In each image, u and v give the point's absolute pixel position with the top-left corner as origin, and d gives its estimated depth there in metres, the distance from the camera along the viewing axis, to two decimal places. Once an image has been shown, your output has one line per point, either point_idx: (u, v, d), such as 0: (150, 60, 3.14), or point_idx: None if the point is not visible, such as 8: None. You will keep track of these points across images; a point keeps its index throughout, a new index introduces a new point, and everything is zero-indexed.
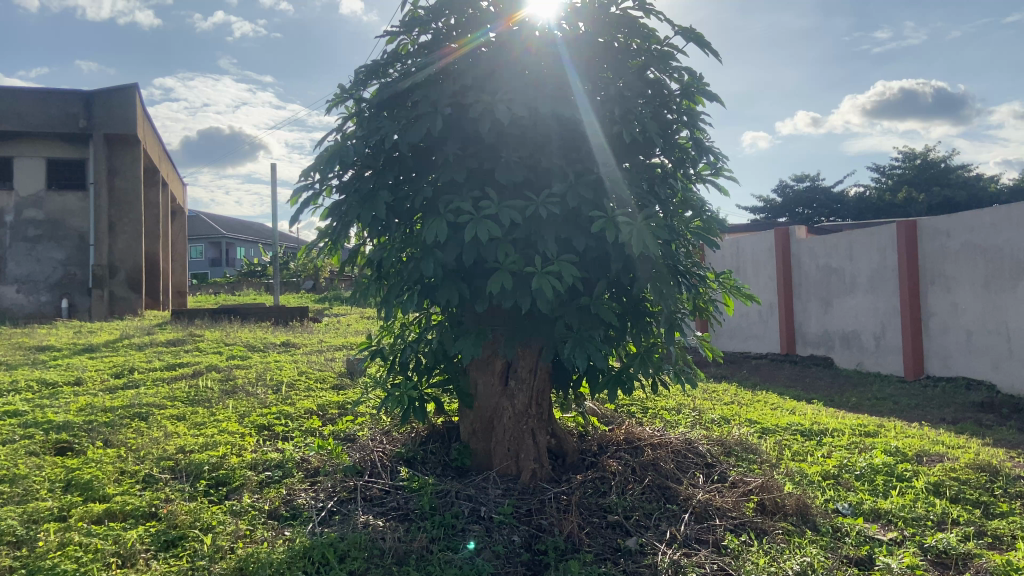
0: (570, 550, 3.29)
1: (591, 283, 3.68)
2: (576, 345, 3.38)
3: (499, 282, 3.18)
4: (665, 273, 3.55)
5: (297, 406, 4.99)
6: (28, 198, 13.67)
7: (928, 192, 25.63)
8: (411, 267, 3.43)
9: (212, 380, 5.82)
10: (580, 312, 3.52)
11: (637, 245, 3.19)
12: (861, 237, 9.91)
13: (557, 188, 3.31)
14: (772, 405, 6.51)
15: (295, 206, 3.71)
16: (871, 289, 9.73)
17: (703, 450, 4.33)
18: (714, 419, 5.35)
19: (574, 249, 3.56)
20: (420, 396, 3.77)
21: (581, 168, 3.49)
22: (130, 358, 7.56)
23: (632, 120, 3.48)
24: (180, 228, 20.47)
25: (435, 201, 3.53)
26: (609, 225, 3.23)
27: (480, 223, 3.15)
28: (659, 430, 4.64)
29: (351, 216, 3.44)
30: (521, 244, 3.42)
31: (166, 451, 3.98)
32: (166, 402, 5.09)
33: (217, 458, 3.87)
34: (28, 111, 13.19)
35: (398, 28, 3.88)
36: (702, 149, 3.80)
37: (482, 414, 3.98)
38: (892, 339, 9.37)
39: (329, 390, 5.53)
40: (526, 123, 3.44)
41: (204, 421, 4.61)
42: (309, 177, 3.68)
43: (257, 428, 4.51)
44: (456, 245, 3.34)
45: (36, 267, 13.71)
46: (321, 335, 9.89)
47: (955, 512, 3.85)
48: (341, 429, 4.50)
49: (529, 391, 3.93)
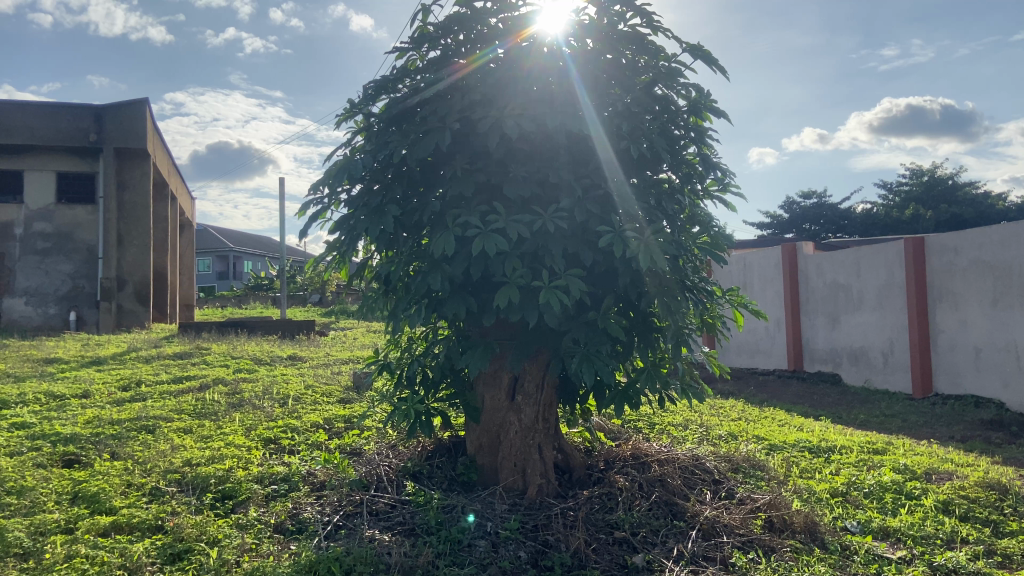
0: (577, 567, 3.27)
1: (598, 298, 3.68)
2: (584, 361, 3.39)
3: (507, 296, 3.19)
4: (672, 289, 3.56)
5: (304, 420, 4.99)
6: (37, 211, 13.76)
7: (935, 209, 25.69)
8: (419, 281, 3.45)
9: (220, 393, 5.83)
10: (588, 327, 3.53)
11: (645, 260, 3.21)
12: (869, 254, 9.89)
13: (564, 204, 3.32)
14: (779, 421, 6.48)
15: (303, 220, 3.75)
16: (879, 305, 9.70)
17: (710, 467, 4.31)
18: (721, 435, 5.33)
19: (581, 263, 3.57)
20: (426, 410, 3.78)
21: (588, 183, 3.50)
22: (137, 370, 7.57)
23: (641, 136, 3.50)
24: (189, 241, 20.53)
25: (442, 214, 3.53)
26: (616, 240, 3.25)
27: (487, 237, 3.16)
28: (665, 445, 4.62)
29: (360, 229, 3.44)
30: (529, 259, 3.42)
31: (172, 463, 3.99)
32: (173, 415, 5.10)
33: (223, 471, 3.87)
34: (40, 125, 13.34)
35: (407, 44, 3.92)
36: (708, 165, 3.84)
37: (488, 428, 3.98)
38: (900, 356, 9.33)
39: (334, 403, 5.53)
40: (534, 138, 3.45)
41: (210, 434, 4.61)
42: (318, 191, 3.71)
43: (264, 441, 4.51)
44: (464, 259, 3.35)
45: (44, 279, 13.78)
46: (327, 348, 9.90)
47: (964, 530, 3.83)
48: (347, 443, 4.50)
49: (535, 406, 3.92)
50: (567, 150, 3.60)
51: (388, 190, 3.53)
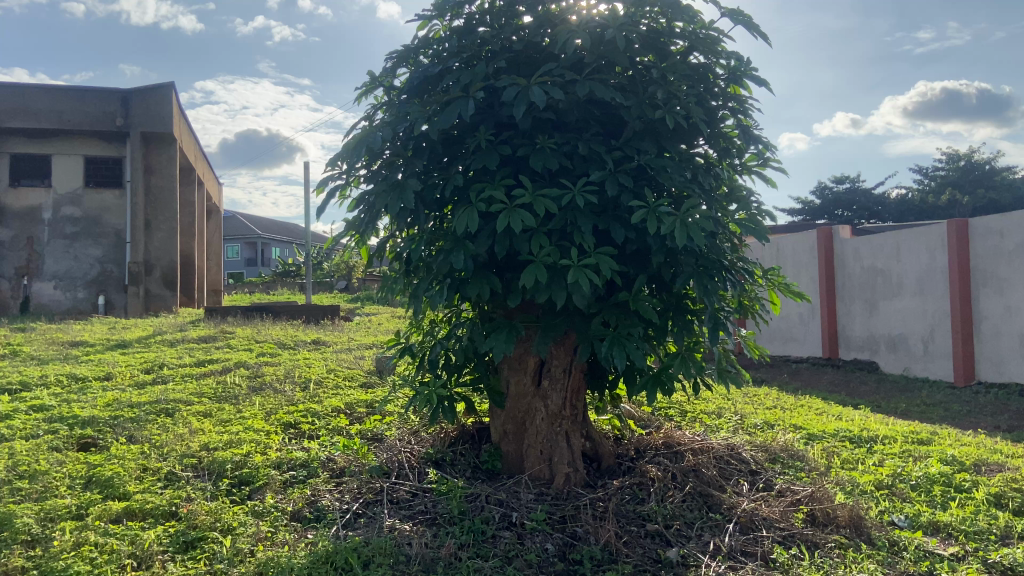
0: (608, 561, 3.09)
1: (630, 278, 3.48)
2: (614, 344, 3.22)
3: (533, 275, 3.00)
4: (709, 269, 3.36)
5: (325, 404, 4.85)
6: (66, 195, 13.81)
7: (972, 195, 25.14)
8: (441, 260, 3.27)
9: (242, 377, 5.71)
10: (619, 309, 3.36)
11: (680, 236, 3.01)
12: (910, 238, 9.56)
13: (594, 177, 3.10)
14: (816, 409, 6.24)
15: (321, 197, 3.58)
16: (919, 291, 9.38)
17: (747, 457, 4.11)
18: (757, 423, 5.10)
19: (613, 240, 3.37)
20: (449, 395, 3.63)
21: (620, 155, 3.27)
22: (160, 354, 7.51)
23: (677, 106, 3.29)
24: (217, 226, 20.57)
25: (466, 190, 3.34)
26: (650, 217, 3.06)
27: (513, 213, 2.98)
28: (699, 434, 4.43)
29: (379, 205, 3.27)
30: (557, 236, 3.22)
31: (189, 447, 3.86)
32: (193, 398, 4.99)
33: (240, 455, 3.72)
34: (67, 109, 13.36)
35: (430, 11, 3.73)
36: (748, 137, 3.64)
37: (513, 414, 3.83)
38: (941, 343, 9.02)
39: (357, 388, 5.38)
40: (562, 108, 3.25)
41: (230, 417, 4.48)
42: (336, 167, 3.53)
43: (283, 426, 4.37)
44: (488, 236, 3.18)
45: (73, 264, 13.85)
46: (351, 333, 9.81)
47: (1020, 525, 3.59)
48: (368, 428, 4.34)
49: (562, 391, 3.76)
50: (598, 121, 3.40)
51: (409, 164, 3.33)
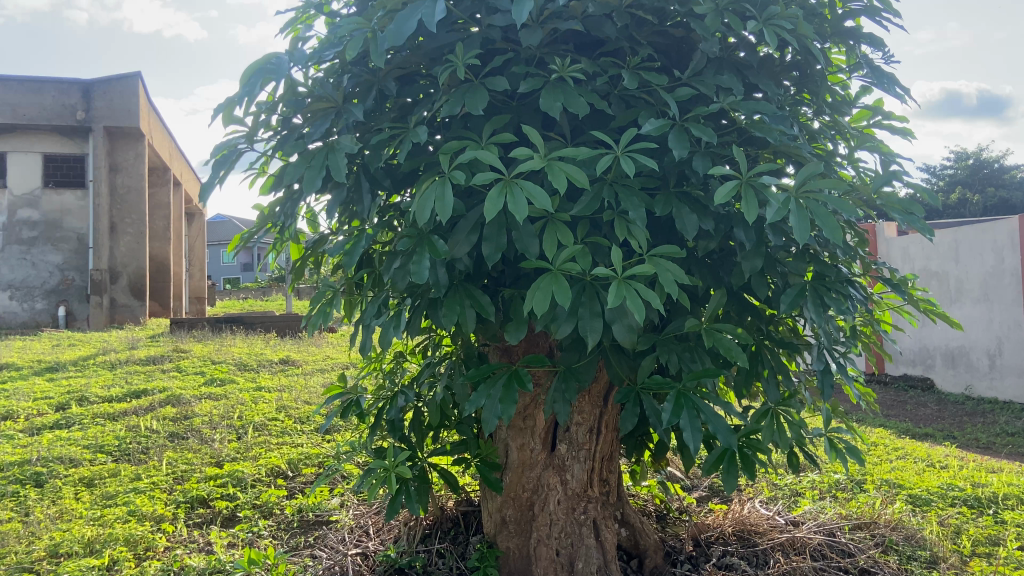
0: None
1: (697, 295, 2.20)
2: (682, 405, 1.95)
3: (547, 293, 1.73)
4: (828, 281, 2.09)
5: (259, 463, 3.59)
6: (23, 196, 12.63)
7: (983, 193, 24.16)
8: (395, 268, 2.00)
9: (162, 418, 4.44)
10: (684, 346, 2.09)
11: (798, 225, 1.75)
12: (971, 236, 8.30)
13: (648, 128, 1.83)
14: (893, 450, 4.99)
15: (214, 168, 2.29)
16: (984, 296, 8.12)
17: (852, 549, 2.84)
18: (841, 482, 3.84)
19: (673, 236, 2.10)
20: (421, 474, 2.34)
21: (689, 92, 1.99)
22: (90, 381, 6.26)
23: (778, 13, 1.99)
24: (198, 229, 19.34)
25: (436, 155, 2.05)
26: (745, 194, 1.79)
27: (510, 186, 1.71)
28: (777, 508, 3.16)
29: (292, 177, 2.00)
30: (586, 227, 1.94)
31: (29, 553, 2.58)
32: (83, 456, 3.70)
33: (98, 571, 2.44)
34: (23, 103, 12.08)
35: None
36: (879, 75, 2.35)
37: (516, 496, 2.56)
38: (1011, 358, 7.73)
39: (310, 436, 4.14)
40: (592, 13, 1.95)
41: (118, 489, 3.21)
42: (236, 122, 2.26)
43: (190, 503, 3.09)
44: (473, 229, 1.92)
45: (31, 271, 12.62)
46: (328, 349, 8.58)
47: None
48: (311, 506, 3.08)
49: (587, 462, 2.53)
50: (649, 42, 2.10)
51: (342, 113, 2.06)
